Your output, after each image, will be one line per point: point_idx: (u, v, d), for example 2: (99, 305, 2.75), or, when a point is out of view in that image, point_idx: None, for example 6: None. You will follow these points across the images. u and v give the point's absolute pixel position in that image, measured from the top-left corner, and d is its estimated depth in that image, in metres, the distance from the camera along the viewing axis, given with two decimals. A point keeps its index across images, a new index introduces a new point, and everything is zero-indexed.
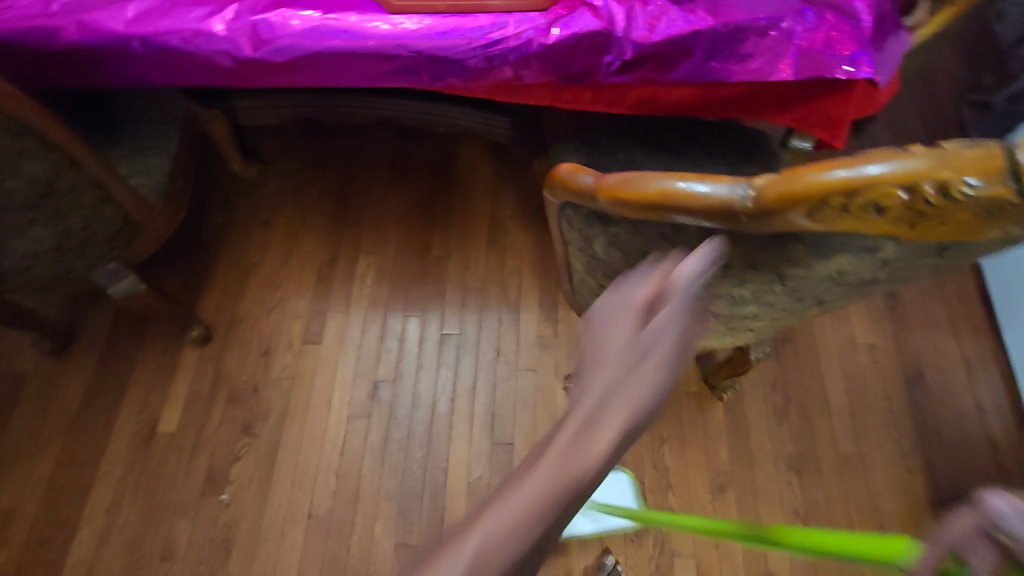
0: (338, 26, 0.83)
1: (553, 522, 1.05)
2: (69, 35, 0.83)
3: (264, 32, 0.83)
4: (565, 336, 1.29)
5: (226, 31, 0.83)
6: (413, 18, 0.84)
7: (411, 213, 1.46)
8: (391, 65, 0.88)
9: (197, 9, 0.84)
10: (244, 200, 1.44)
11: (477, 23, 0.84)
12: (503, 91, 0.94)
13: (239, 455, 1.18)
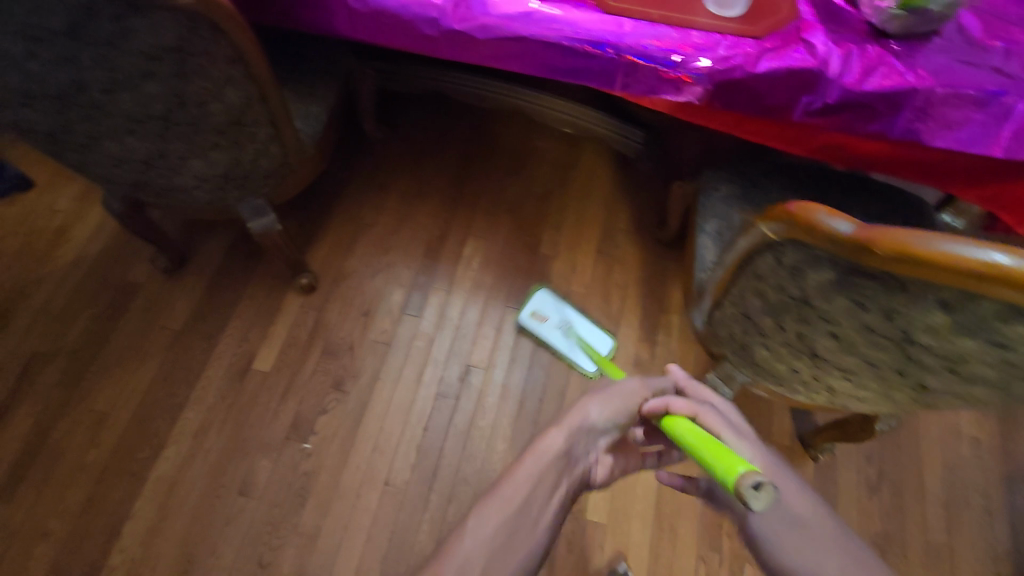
0: (550, 18, 0.83)
1: (535, 317, 1.26)
2: None
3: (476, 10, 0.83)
4: (661, 362, 1.28)
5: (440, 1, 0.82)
6: (626, 23, 0.84)
7: (525, 206, 1.45)
8: (585, 65, 0.86)
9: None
10: (364, 160, 1.45)
11: (688, 39, 0.83)
12: (683, 110, 0.92)
13: (327, 409, 1.19)
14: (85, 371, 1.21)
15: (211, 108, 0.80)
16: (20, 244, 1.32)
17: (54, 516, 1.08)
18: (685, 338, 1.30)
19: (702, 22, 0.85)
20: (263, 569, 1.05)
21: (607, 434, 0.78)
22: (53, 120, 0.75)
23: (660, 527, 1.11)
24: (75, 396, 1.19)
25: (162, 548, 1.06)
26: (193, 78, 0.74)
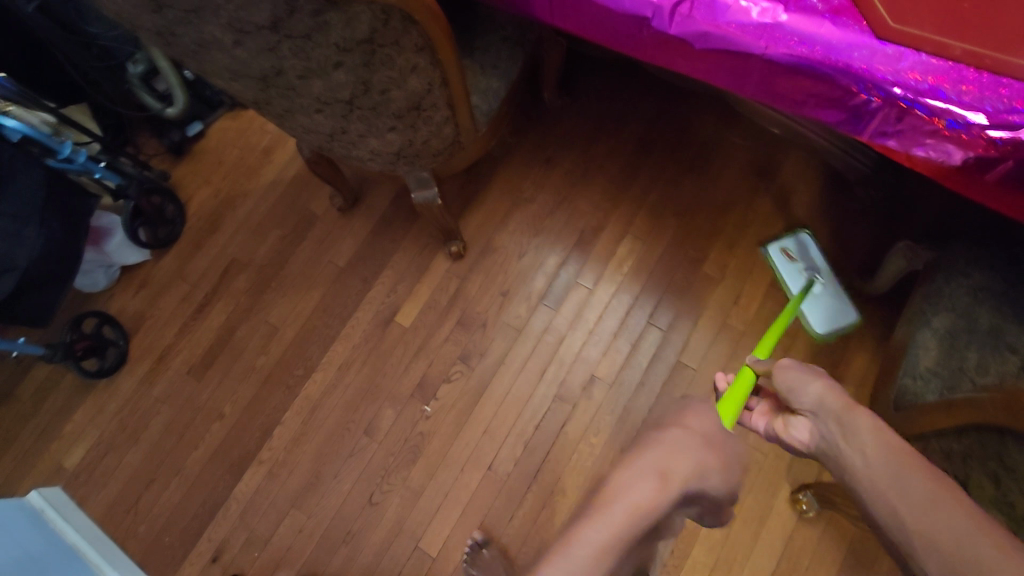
0: (803, 32, 0.63)
1: (784, 254, 1.16)
2: None
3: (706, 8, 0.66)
4: None
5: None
6: (910, 56, 0.61)
7: (700, 211, 1.26)
8: (832, 94, 0.66)
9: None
10: (536, 126, 1.36)
11: (1007, 93, 0.58)
12: (953, 180, 0.67)
13: (450, 378, 1.23)
14: (266, 285, 1.38)
15: (392, 94, 0.77)
16: (234, 155, 1.49)
17: (229, 403, 1.31)
18: None
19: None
20: (372, 505, 1.18)
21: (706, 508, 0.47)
22: (255, 94, 0.78)
23: None
24: (255, 305, 1.37)
25: (300, 458, 1.24)
26: (378, 67, 0.71)
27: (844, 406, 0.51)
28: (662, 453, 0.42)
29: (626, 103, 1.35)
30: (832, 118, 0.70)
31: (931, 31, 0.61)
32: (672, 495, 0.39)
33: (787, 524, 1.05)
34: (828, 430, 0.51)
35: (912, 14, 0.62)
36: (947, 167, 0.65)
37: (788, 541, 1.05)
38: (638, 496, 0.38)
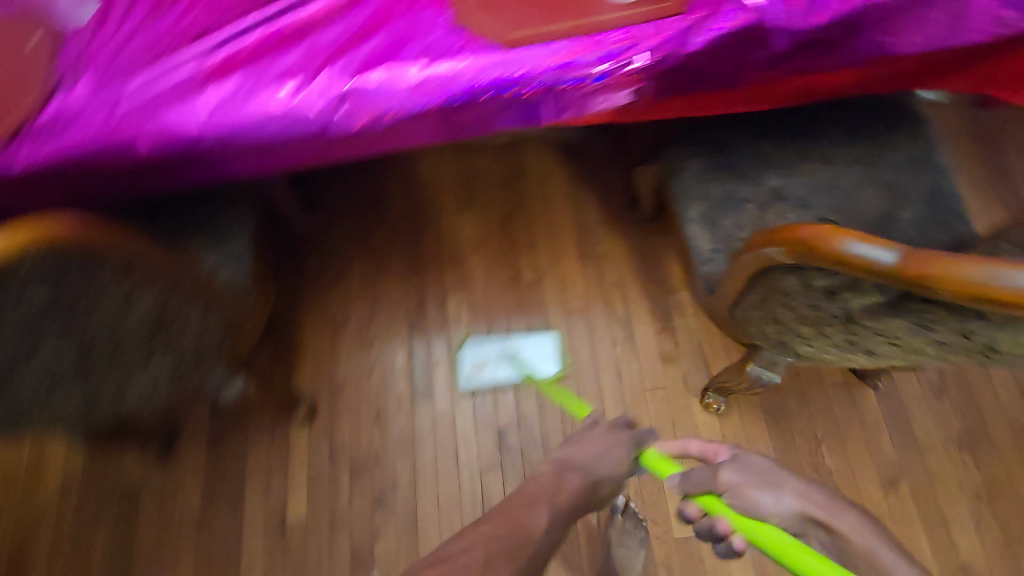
0: (461, 67, 0.71)
1: (477, 368, 1.23)
2: (142, 146, 0.71)
3: (373, 93, 0.71)
4: (686, 346, 1.22)
5: (332, 99, 0.71)
6: (533, 52, 0.72)
7: (490, 236, 1.34)
8: (499, 107, 0.74)
9: (292, 86, 0.71)
10: (308, 257, 1.34)
11: (608, 43, 0.72)
12: (622, 116, 0.80)
13: (379, 530, 1.13)
14: None
15: (130, 325, 0.70)
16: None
17: None
18: (701, 313, 1.24)
19: (609, 22, 0.74)
20: None
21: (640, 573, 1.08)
22: None
23: None
24: None
25: None
26: (105, 297, 0.65)
27: (827, 506, 0.67)
28: None
29: (375, 189, 1.40)
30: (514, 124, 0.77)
31: (537, 24, 0.73)
32: None
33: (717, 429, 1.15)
34: (792, 499, 0.67)
35: (516, 21, 0.73)
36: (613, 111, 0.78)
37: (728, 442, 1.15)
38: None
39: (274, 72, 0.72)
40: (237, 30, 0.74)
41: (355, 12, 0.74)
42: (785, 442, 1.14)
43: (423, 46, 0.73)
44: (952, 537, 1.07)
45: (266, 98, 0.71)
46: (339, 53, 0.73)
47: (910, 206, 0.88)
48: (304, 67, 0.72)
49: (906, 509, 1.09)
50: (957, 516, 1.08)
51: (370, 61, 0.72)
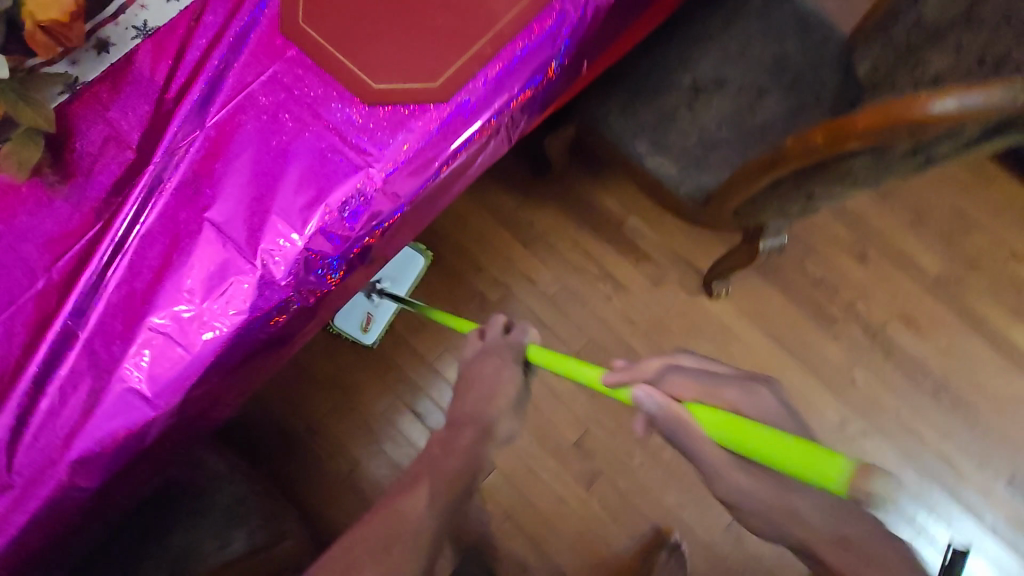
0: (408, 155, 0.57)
1: (366, 325, 1.12)
2: (92, 469, 0.52)
3: (329, 243, 0.57)
4: (663, 259, 1.24)
5: (290, 279, 0.55)
6: (472, 87, 0.58)
7: (433, 284, 1.22)
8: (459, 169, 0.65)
9: (234, 295, 0.53)
10: (272, 428, 1.13)
11: (534, 35, 0.60)
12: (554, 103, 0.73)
13: None
14: None
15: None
16: None
17: None
18: (655, 223, 1.25)
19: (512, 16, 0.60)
20: None
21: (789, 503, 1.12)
22: None
23: (797, 354, 1.19)
24: None
25: None
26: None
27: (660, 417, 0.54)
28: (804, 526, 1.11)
29: None
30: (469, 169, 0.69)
31: (451, 55, 0.58)
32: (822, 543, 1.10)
33: (733, 309, 1.21)
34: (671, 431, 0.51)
35: (429, 62, 0.58)
36: (548, 103, 0.71)
37: (748, 313, 1.21)
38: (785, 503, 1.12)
39: (195, 291, 0.53)
40: (101, 262, 0.52)
41: (234, 155, 0.55)
42: (785, 280, 1.22)
43: (347, 153, 0.56)
44: (928, 267, 1.24)
45: (213, 325, 0.53)
46: (256, 219, 0.54)
47: (795, 38, 0.94)
48: (229, 263, 0.53)
49: (889, 269, 1.24)
50: (918, 249, 1.25)
51: (300, 208, 0.55)
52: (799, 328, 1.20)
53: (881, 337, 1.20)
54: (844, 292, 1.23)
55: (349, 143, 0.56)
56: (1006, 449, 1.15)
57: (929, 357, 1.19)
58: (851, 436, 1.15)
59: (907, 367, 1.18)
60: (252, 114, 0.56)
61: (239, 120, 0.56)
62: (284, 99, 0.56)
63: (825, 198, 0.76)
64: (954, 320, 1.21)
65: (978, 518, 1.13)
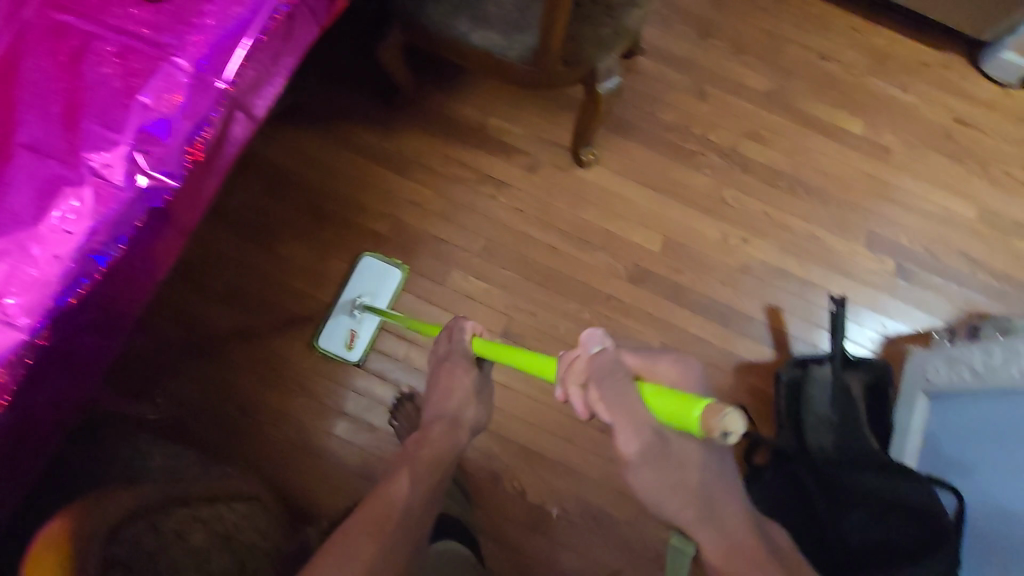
0: (213, 41, 0.55)
1: (352, 340, 1.11)
2: None
3: (161, 143, 0.54)
4: (533, 147, 1.30)
5: (131, 186, 0.52)
6: None
7: (325, 234, 1.20)
8: (268, 55, 0.64)
9: (71, 208, 0.50)
10: (208, 424, 1.06)
11: None
12: None
13: (521, 487, 1.08)
14: None
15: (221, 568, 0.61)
16: None
17: None
18: (512, 116, 1.31)
19: None
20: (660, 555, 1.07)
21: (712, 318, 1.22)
22: None
23: (669, 191, 1.31)
24: None
25: None
26: (160, 544, 0.57)
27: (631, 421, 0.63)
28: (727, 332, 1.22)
29: (183, 303, 1.12)
30: (286, 64, 0.68)
31: None
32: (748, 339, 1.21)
33: (604, 170, 1.30)
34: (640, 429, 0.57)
35: None
36: None
37: (618, 169, 1.31)
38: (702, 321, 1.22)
39: (25, 215, 0.49)
40: None
41: (24, 81, 0.51)
42: (640, 132, 1.34)
43: (147, 46, 0.53)
44: (750, 87, 1.41)
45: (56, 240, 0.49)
46: (71, 134, 0.51)
47: None
48: (51, 186, 0.50)
49: (721, 98, 1.40)
50: (745, 72, 1.43)
51: (114, 110, 0.51)
52: (663, 169, 1.32)
53: (735, 156, 1.35)
54: (691, 128, 1.36)
55: (150, 33, 0.53)
56: (856, 214, 1.34)
57: (777, 159, 1.36)
58: (734, 246, 1.28)
59: (763, 174, 1.35)
60: (34, 35, 0.52)
61: (18, 46, 0.52)
62: (64, 16, 0.53)
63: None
64: (791, 125, 1.40)
65: (853, 278, 1.29)
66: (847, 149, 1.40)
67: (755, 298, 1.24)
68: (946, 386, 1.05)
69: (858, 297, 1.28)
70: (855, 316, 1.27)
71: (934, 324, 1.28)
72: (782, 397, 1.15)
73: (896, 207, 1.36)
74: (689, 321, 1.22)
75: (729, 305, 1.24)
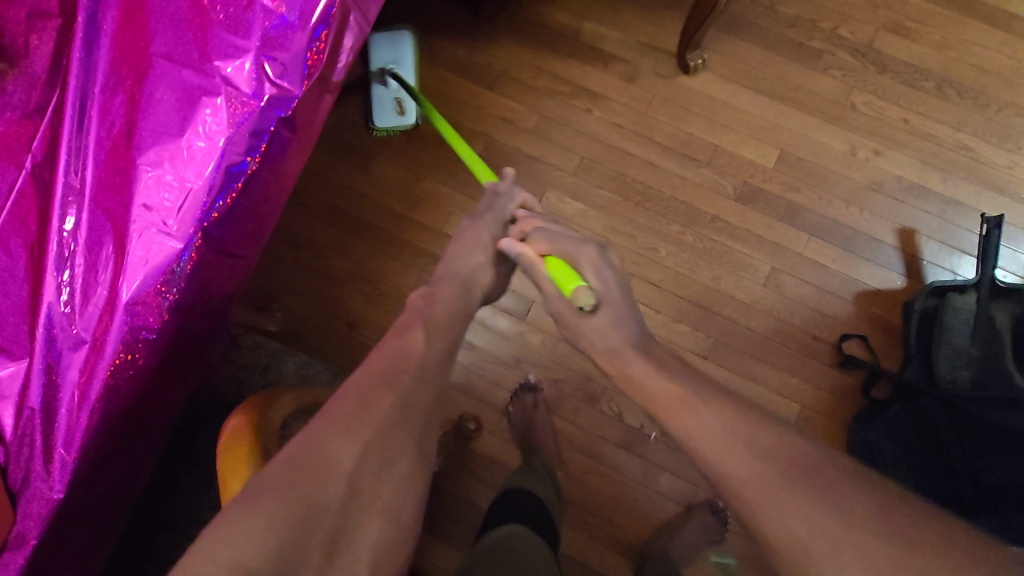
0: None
1: (400, 110, 1.15)
2: (151, 309, 0.59)
3: (285, 52, 0.60)
4: (632, 55, 1.19)
5: (259, 95, 0.59)
6: None
7: (423, 157, 1.18)
8: None
9: (211, 117, 0.58)
10: (320, 338, 1.12)
11: None
12: None
13: (618, 411, 1.08)
14: None
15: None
16: None
17: None
18: (610, 20, 1.20)
19: None
20: None
21: (834, 250, 1.11)
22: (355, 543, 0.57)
23: (788, 100, 1.16)
24: None
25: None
26: None
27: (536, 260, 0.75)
28: (850, 265, 1.10)
29: (290, 223, 1.16)
30: None
31: None
32: (871, 275, 1.10)
33: (714, 79, 1.17)
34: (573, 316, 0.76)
35: None
36: None
37: (730, 76, 1.17)
38: (823, 253, 1.11)
39: (173, 125, 0.57)
40: (75, 126, 0.57)
41: None
42: (757, 32, 1.18)
43: None
44: None
45: (198, 147, 0.58)
46: (200, 42, 0.57)
47: None
48: (191, 94, 0.57)
49: None
50: None
51: (237, 15, 0.57)
52: (783, 74, 1.17)
53: (871, 54, 1.17)
54: (819, 23, 1.18)
55: None
56: (1021, 118, 1.14)
57: (924, 56, 1.16)
58: (864, 160, 1.13)
59: (904, 74, 1.16)
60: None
61: None
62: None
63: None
64: (944, 13, 1.18)
65: (1010, 195, 1.11)
66: (1017, 39, 1.16)
67: (884, 219, 1.11)
68: None
69: (1015, 217, 1.11)
70: (1009, 239, 1.10)
71: None
72: (913, 329, 1.04)
73: None
74: (806, 250, 1.11)
75: (853, 228, 1.11)
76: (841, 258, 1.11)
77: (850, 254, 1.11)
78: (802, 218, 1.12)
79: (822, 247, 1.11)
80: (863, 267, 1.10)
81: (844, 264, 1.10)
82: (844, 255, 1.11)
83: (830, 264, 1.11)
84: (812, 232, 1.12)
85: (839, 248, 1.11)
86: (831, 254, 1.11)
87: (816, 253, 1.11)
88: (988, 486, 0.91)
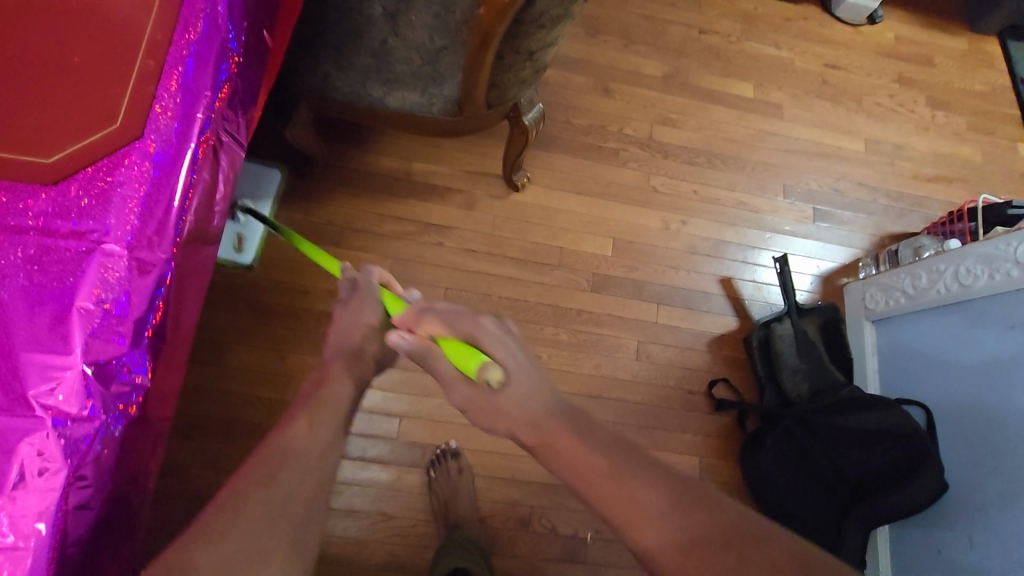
0: (142, 204, 0.48)
1: (241, 245, 1.11)
2: None
3: (117, 346, 0.46)
4: (465, 183, 1.28)
5: (94, 409, 0.44)
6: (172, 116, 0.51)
7: (283, 333, 1.12)
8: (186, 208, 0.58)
9: (38, 465, 0.40)
10: None
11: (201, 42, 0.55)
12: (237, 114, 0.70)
13: (550, 523, 1.10)
14: None
15: None
16: None
17: None
18: (434, 157, 1.28)
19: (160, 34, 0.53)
20: None
21: (678, 311, 1.28)
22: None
23: (605, 195, 1.34)
24: None
25: None
26: None
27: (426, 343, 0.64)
28: (694, 321, 1.28)
29: None
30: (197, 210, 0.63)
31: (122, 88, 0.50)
32: (712, 325, 1.29)
33: (540, 190, 1.31)
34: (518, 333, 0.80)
35: (107, 111, 0.48)
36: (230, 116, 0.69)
37: (552, 185, 1.32)
38: (671, 317, 1.27)
39: None
40: None
41: None
42: (562, 144, 1.35)
43: (64, 241, 0.44)
44: (650, 75, 1.46)
45: (27, 511, 0.40)
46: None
47: None
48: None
49: (627, 91, 1.44)
50: (641, 61, 1.47)
51: (50, 329, 0.43)
52: (594, 174, 1.35)
53: (654, 144, 1.41)
54: (608, 127, 1.40)
55: (67, 227, 0.45)
56: (770, 172, 1.45)
57: (691, 138, 1.43)
58: (676, 231, 1.34)
59: (682, 155, 1.41)
60: None
61: None
62: None
63: (545, 49, 0.86)
64: (694, 103, 1.47)
65: (782, 232, 1.40)
66: (747, 114, 1.49)
67: (707, 275, 1.32)
68: (887, 310, 1.25)
69: (791, 248, 1.39)
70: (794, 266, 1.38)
71: (856, 254, 1.43)
72: (756, 359, 1.24)
73: (800, 157, 1.48)
74: (658, 318, 1.27)
75: (686, 288, 1.30)
76: (686, 316, 1.28)
77: (691, 312, 1.29)
78: (645, 290, 1.28)
79: (668, 310, 1.28)
80: (705, 319, 1.29)
81: (690, 321, 1.28)
82: (687, 313, 1.28)
83: (679, 325, 1.27)
84: (657, 300, 1.28)
85: (681, 309, 1.28)
86: (677, 316, 1.28)
87: (667, 318, 1.27)
88: (851, 477, 1.10)
